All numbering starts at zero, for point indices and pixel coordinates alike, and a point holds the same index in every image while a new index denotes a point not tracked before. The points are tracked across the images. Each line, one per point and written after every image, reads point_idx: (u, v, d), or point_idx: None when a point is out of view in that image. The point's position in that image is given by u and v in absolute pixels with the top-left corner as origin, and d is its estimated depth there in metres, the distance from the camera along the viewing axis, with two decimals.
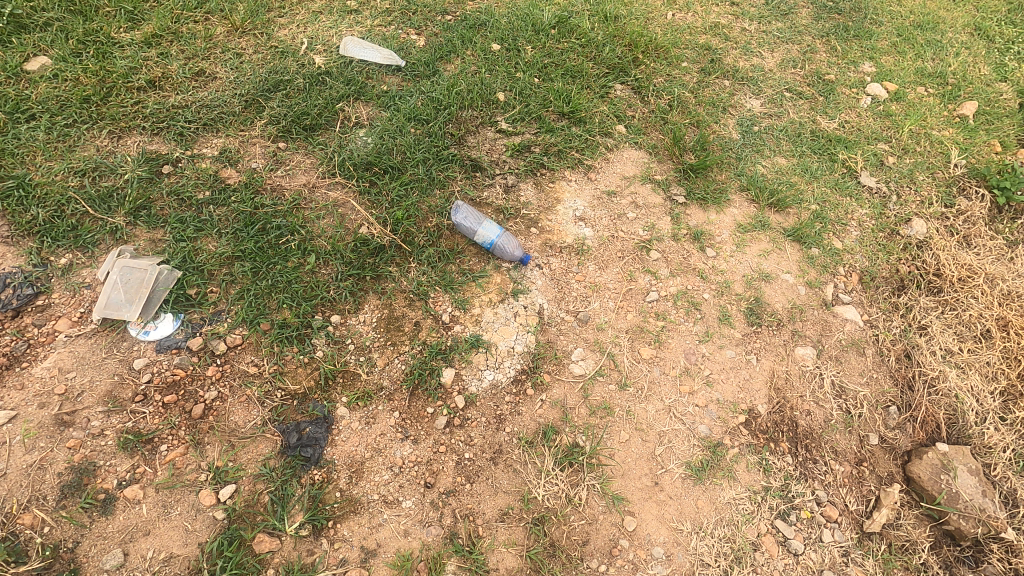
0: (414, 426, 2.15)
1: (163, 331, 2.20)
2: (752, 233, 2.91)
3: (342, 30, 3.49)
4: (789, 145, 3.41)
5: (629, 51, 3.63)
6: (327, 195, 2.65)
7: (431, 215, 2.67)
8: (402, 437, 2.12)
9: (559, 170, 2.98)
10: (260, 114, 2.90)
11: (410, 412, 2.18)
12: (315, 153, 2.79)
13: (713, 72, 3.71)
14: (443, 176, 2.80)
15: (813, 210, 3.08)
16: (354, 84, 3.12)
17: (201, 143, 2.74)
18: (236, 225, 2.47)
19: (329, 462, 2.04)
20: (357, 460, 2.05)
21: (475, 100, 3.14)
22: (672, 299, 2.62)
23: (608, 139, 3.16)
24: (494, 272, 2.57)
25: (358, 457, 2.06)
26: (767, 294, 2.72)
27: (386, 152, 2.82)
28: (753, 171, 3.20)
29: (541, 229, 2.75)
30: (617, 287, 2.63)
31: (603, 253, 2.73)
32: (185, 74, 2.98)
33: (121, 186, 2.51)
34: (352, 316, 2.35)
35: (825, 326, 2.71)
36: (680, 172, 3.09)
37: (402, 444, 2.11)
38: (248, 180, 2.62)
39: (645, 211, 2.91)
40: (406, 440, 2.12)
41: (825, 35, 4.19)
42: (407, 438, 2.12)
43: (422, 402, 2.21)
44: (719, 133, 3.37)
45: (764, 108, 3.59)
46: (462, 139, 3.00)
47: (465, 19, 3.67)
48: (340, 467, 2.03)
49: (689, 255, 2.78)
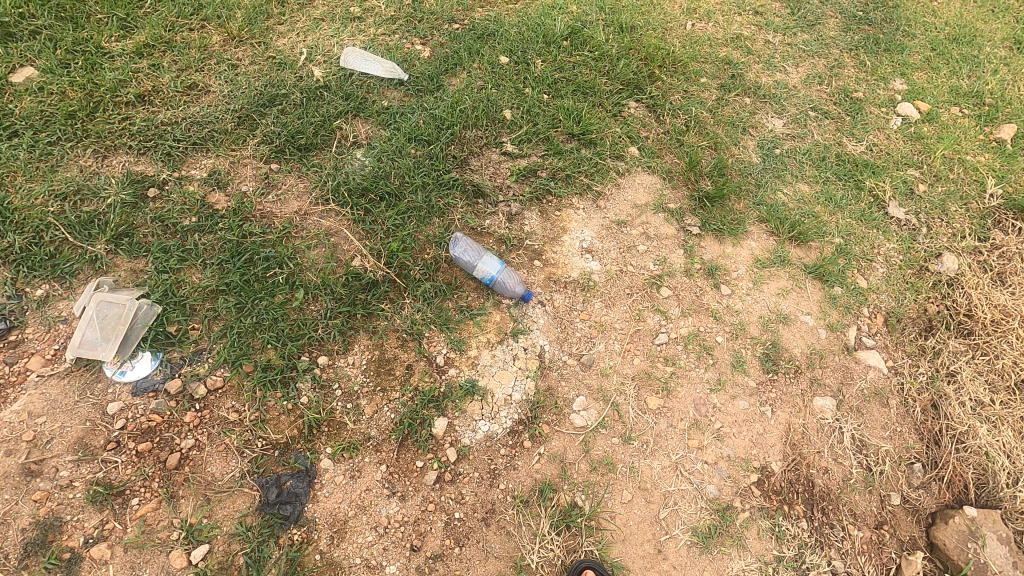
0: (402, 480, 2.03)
1: (141, 372, 2.08)
2: (771, 268, 2.73)
3: (344, 39, 3.33)
4: (813, 170, 3.22)
5: (645, 66, 3.44)
6: (319, 222, 2.50)
7: (429, 245, 2.51)
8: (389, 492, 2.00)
9: (566, 197, 2.81)
10: (254, 132, 2.75)
11: (398, 464, 2.05)
12: (308, 176, 2.64)
13: (733, 89, 3.51)
14: (443, 203, 2.64)
15: (837, 244, 2.88)
16: (353, 100, 2.97)
17: (190, 164, 2.61)
18: (222, 256, 2.34)
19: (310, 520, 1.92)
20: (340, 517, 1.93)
21: (480, 119, 2.97)
22: (682, 342, 2.46)
23: (619, 162, 2.98)
24: (493, 310, 2.42)
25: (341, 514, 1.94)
26: (785, 338, 2.54)
27: (383, 176, 2.66)
28: (773, 199, 3.01)
29: (545, 261, 2.59)
30: (624, 327, 2.47)
31: (610, 289, 2.56)
32: (177, 87, 2.84)
33: (103, 211, 2.38)
34: (341, 358, 2.21)
35: (847, 374, 2.53)
36: (695, 200, 2.91)
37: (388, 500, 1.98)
38: (237, 206, 2.49)
39: (656, 242, 2.74)
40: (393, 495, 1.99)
41: (854, 48, 3.96)
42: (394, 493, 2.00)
43: (411, 452, 2.08)
44: (739, 156, 3.18)
45: (787, 129, 3.39)
46: (465, 161, 2.83)
47: (473, 29, 3.49)
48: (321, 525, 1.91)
49: (703, 293, 2.61)
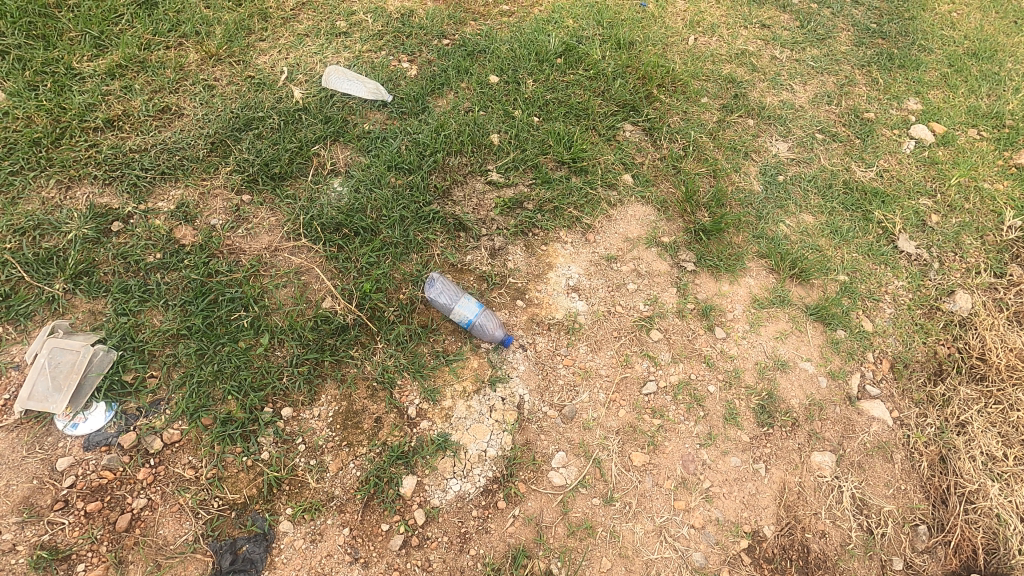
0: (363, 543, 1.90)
1: (94, 424, 1.97)
2: (770, 309, 2.57)
3: (328, 56, 3.19)
4: (818, 198, 3.05)
5: (643, 85, 3.28)
6: (290, 259, 2.37)
7: (405, 284, 2.38)
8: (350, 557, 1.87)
9: (553, 230, 2.66)
10: (226, 160, 2.63)
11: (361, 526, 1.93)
12: (281, 208, 2.51)
13: (736, 109, 3.33)
14: (422, 237, 2.51)
15: (841, 281, 2.71)
16: (333, 124, 2.84)
17: (157, 195, 2.49)
18: (185, 296, 2.22)
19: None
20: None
21: (465, 145, 2.82)
22: (671, 392, 2.31)
23: (611, 192, 2.83)
24: (470, 355, 2.29)
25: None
26: (782, 387, 2.38)
27: (360, 208, 2.53)
28: (774, 232, 2.84)
29: (529, 301, 2.45)
30: (610, 374, 2.33)
31: (596, 332, 2.42)
32: (148, 111, 2.73)
33: (63, 246, 2.28)
34: (306, 409, 2.09)
35: (848, 426, 2.37)
36: (691, 233, 2.75)
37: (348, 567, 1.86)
38: (204, 241, 2.37)
39: (647, 280, 2.59)
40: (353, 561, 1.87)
41: (866, 64, 3.77)
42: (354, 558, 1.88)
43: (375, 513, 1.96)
44: (739, 184, 3.01)
45: (791, 153, 3.22)
46: (447, 191, 2.69)
47: (463, 45, 3.35)
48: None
49: (695, 337, 2.46)
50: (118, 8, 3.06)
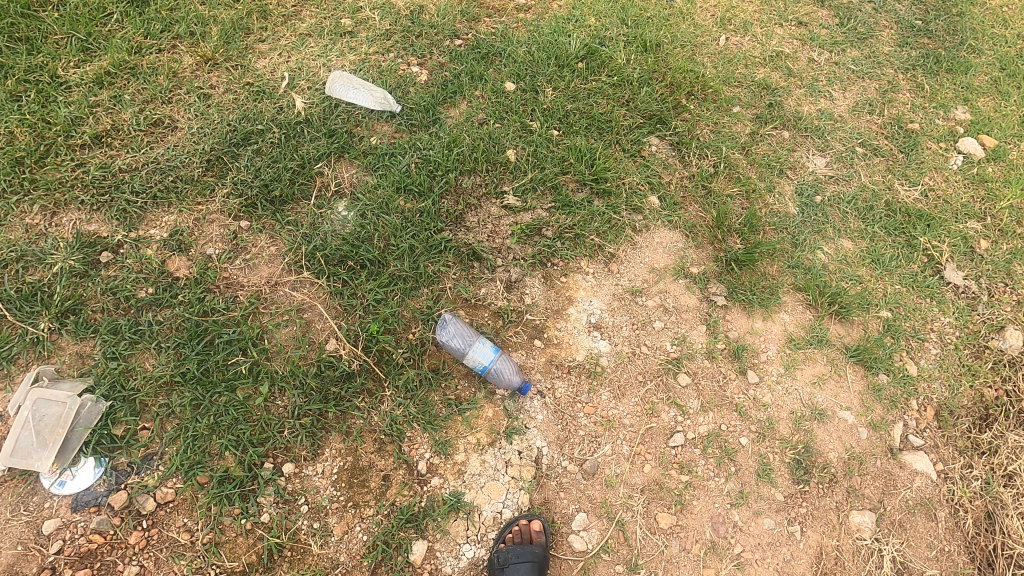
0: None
1: (82, 483, 1.83)
2: (807, 350, 2.39)
3: (332, 60, 2.96)
4: (857, 222, 2.83)
5: (670, 93, 3.03)
6: (291, 295, 2.20)
7: (414, 323, 2.21)
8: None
9: (574, 260, 2.47)
10: (223, 181, 2.44)
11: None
12: (281, 236, 2.33)
13: (771, 120, 3.08)
14: (432, 270, 2.32)
15: (884, 318, 2.51)
16: (337, 139, 2.64)
17: (149, 221, 2.31)
18: (179, 338, 2.06)
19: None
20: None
21: (480, 163, 2.61)
22: (700, 445, 2.15)
23: (636, 216, 2.63)
24: (485, 403, 2.12)
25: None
26: (819, 439, 2.21)
27: (367, 237, 2.35)
28: (811, 261, 2.64)
29: (547, 341, 2.28)
30: (634, 424, 2.17)
31: (620, 376, 2.25)
32: (139, 125, 2.53)
33: (49, 281, 2.12)
34: (309, 465, 1.94)
35: (889, 482, 2.20)
36: (722, 263, 2.55)
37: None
38: (199, 274, 2.20)
39: (675, 317, 2.40)
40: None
41: (910, 67, 3.49)
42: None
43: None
44: (774, 207, 2.79)
45: (829, 170, 2.98)
46: (460, 215, 2.49)
47: (477, 47, 3.10)
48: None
49: (726, 382, 2.29)
50: (106, 6, 2.83)
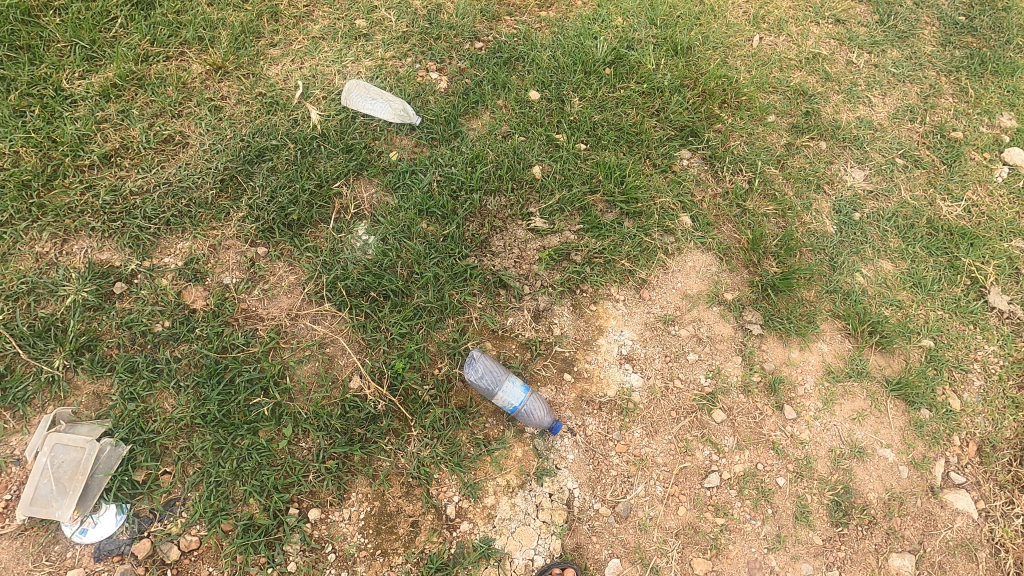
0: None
1: (104, 530, 1.79)
2: (846, 383, 2.30)
3: (347, 65, 2.80)
4: (898, 241, 2.70)
5: (703, 101, 2.88)
6: (312, 328, 2.12)
7: (440, 358, 2.13)
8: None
9: (604, 286, 2.37)
10: (238, 203, 2.34)
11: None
12: (301, 264, 2.24)
13: (807, 130, 2.93)
14: (458, 300, 2.23)
15: (926, 347, 2.41)
16: (356, 156, 2.51)
17: (162, 248, 2.22)
18: (198, 377, 1.99)
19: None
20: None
21: (505, 182, 2.49)
22: (736, 486, 2.09)
23: (668, 238, 2.51)
24: (514, 443, 2.05)
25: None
26: (859, 479, 2.14)
27: (389, 265, 2.25)
28: (850, 285, 2.53)
29: (577, 375, 2.20)
30: (668, 463, 2.10)
31: (652, 413, 2.17)
32: (149, 142, 2.42)
33: (62, 315, 2.04)
34: (335, 510, 1.89)
35: (930, 522, 2.13)
36: (757, 289, 2.44)
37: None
38: (217, 306, 2.12)
39: (709, 348, 2.31)
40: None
41: (954, 69, 3.29)
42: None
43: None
44: (811, 225, 2.67)
45: (868, 184, 2.84)
46: (486, 239, 2.38)
47: (499, 50, 2.93)
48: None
49: (762, 418, 2.21)
50: (110, 10, 2.68)
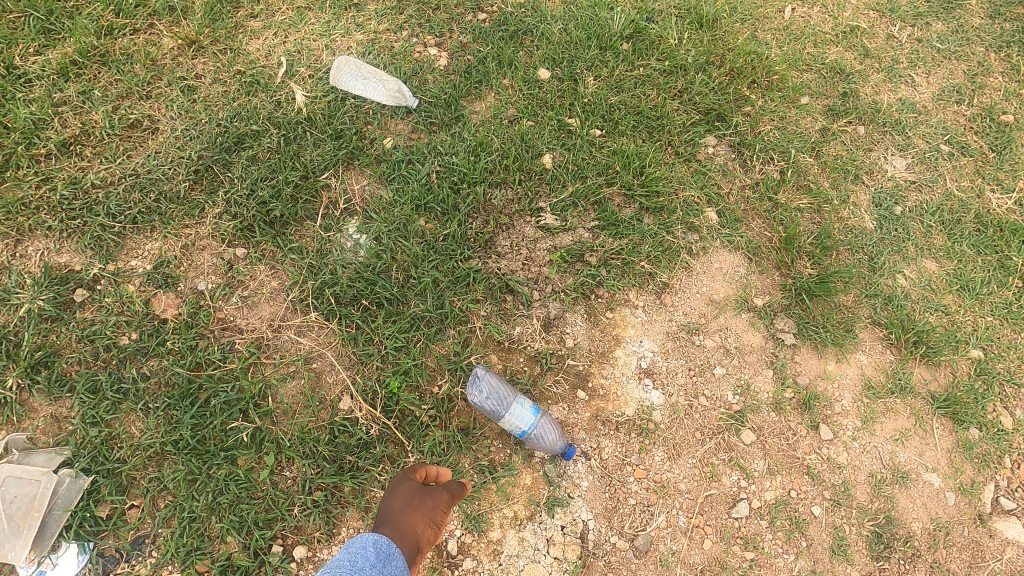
0: (429, 523, 1.50)
1: (64, 572, 1.60)
2: (887, 400, 2.08)
3: (335, 39, 2.49)
4: (943, 238, 2.45)
5: (730, 81, 2.59)
6: (298, 341, 1.91)
7: (441, 374, 1.92)
8: (411, 544, 1.42)
9: (621, 291, 2.14)
10: (214, 197, 2.09)
11: (414, 503, 1.51)
12: (284, 268, 2.01)
13: (844, 113, 2.65)
14: (460, 308, 2.01)
15: (975, 358, 2.18)
16: (346, 143, 2.25)
17: (129, 249, 1.98)
18: (170, 398, 1.78)
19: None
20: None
21: (512, 174, 2.24)
22: (767, 516, 1.89)
23: (692, 236, 2.27)
24: (522, 470, 1.86)
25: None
26: (901, 507, 1.95)
27: (383, 269, 2.02)
28: (891, 289, 2.29)
29: (592, 392, 1.99)
30: (692, 490, 1.91)
31: (675, 434, 1.96)
32: (114, 128, 2.16)
33: (16, 327, 1.82)
34: (324, 548, 1.70)
35: (978, 554, 1.94)
36: (790, 293, 2.21)
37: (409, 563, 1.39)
38: (190, 316, 1.89)
39: (737, 360, 2.08)
40: (414, 556, 1.43)
41: (1005, 44, 2.94)
42: (415, 556, 1.44)
43: (442, 486, 1.62)
44: (849, 221, 2.41)
45: (911, 174, 2.58)
46: (490, 239, 2.14)
47: (505, 22, 2.61)
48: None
49: (796, 440, 2.00)
50: None
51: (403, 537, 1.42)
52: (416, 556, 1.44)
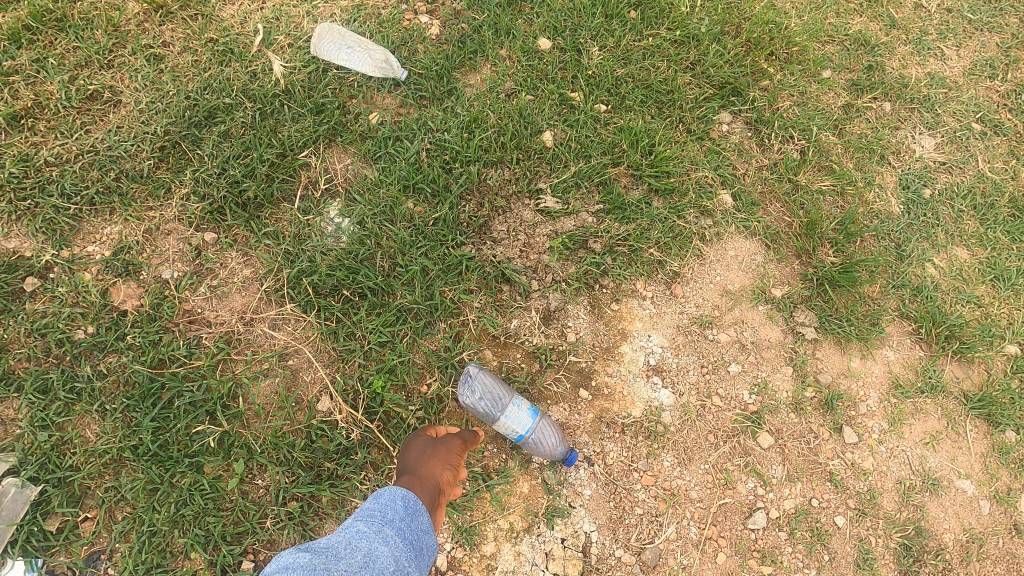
0: (447, 466, 1.49)
1: None
2: (917, 400, 1.91)
3: (317, 5, 2.25)
4: (975, 223, 2.27)
5: (746, 53, 2.37)
6: (272, 336, 1.74)
7: (430, 373, 1.76)
8: (434, 487, 1.43)
9: (628, 281, 1.96)
10: (180, 176, 1.90)
11: (428, 452, 1.50)
12: (257, 255, 1.83)
13: (869, 89, 2.45)
14: (451, 300, 1.84)
15: (1012, 354, 2.01)
16: (327, 118, 2.05)
17: (85, 234, 1.80)
18: (128, 398, 1.61)
19: (354, 546, 1.13)
20: (385, 538, 1.21)
21: (509, 152, 2.04)
22: (786, 527, 1.74)
23: (705, 221, 2.08)
24: (519, 477, 1.71)
25: (395, 541, 1.21)
26: (932, 518, 1.79)
27: (366, 257, 1.84)
28: (920, 279, 2.11)
29: (596, 391, 1.82)
30: (704, 499, 1.75)
31: (686, 437, 1.80)
32: (71, 100, 1.96)
33: None
34: None
35: (1015, 567, 1.79)
36: (811, 283, 2.03)
37: (434, 506, 1.40)
38: (152, 308, 1.72)
39: (754, 357, 1.91)
40: (439, 499, 1.44)
41: None
42: (438, 499, 1.44)
43: (454, 433, 1.60)
44: (874, 206, 2.23)
45: (940, 155, 2.38)
46: (485, 223, 1.95)
47: None
48: (385, 563, 1.13)
49: (819, 444, 1.83)
50: None
51: (425, 483, 1.42)
52: (442, 498, 1.45)
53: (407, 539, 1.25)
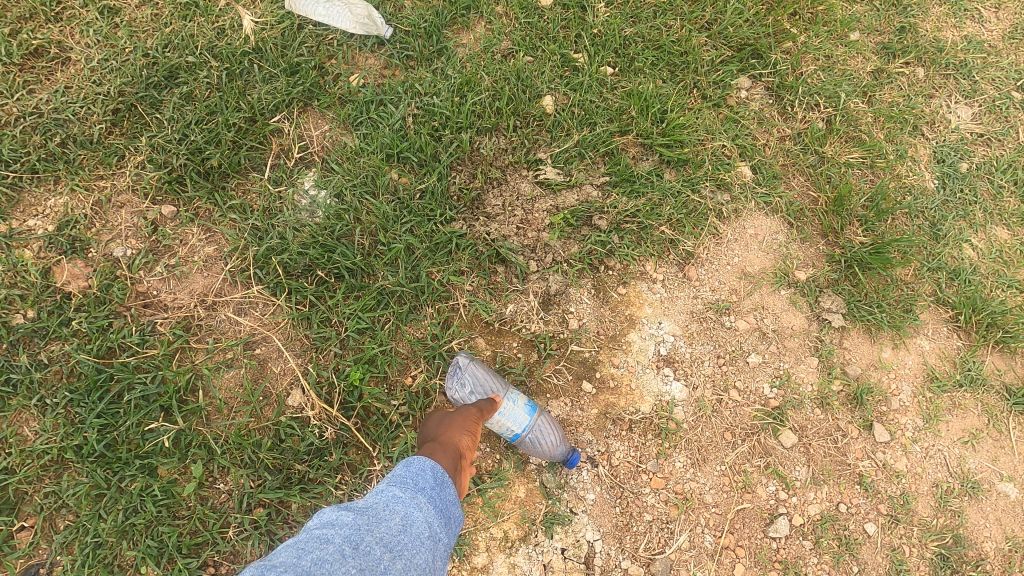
0: (465, 432, 1.33)
1: None
2: (955, 395, 1.73)
3: None
4: (1016, 200, 2.06)
5: (765, 12, 2.11)
6: (236, 322, 1.56)
7: (415, 363, 1.59)
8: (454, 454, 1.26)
9: (637, 261, 1.76)
10: (135, 142, 1.68)
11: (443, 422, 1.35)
12: (221, 231, 1.63)
13: (901, 53, 2.20)
14: (440, 281, 1.65)
15: None
16: (302, 79, 1.82)
17: (27, 207, 1.60)
18: (71, 392, 1.42)
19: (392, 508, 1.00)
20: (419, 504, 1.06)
21: (505, 117, 1.82)
22: (811, 535, 1.58)
23: (722, 196, 1.87)
24: (514, 480, 1.54)
25: (429, 508, 1.06)
26: (972, 525, 1.62)
27: (344, 234, 1.64)
28: (957, 262, 1.92)
29: (600, 383, 1.64)
30: (721, 503, 1.58)
31: (700, 435, 1.62)
32: (12, 56, 1.73)
33: None
34: None
35: None
36: (838, 265, 1.84)
37: (456, 472, 1.23)
38: (101, 290, 1.52)
39: (776, 346, 1.72)
40: (461, 465, 1.27)
41: None
42: (461, 466, 1.27)
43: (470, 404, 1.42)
44: (906, 181, 2.02)
45: (977, 126, 2.17)
46: (478, 196, 1.74)
47: None
48: (422, 528, 1.00)
49: (847, 443, 1.66)
50: None
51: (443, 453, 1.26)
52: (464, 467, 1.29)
53: (441, 507, 1.09)
